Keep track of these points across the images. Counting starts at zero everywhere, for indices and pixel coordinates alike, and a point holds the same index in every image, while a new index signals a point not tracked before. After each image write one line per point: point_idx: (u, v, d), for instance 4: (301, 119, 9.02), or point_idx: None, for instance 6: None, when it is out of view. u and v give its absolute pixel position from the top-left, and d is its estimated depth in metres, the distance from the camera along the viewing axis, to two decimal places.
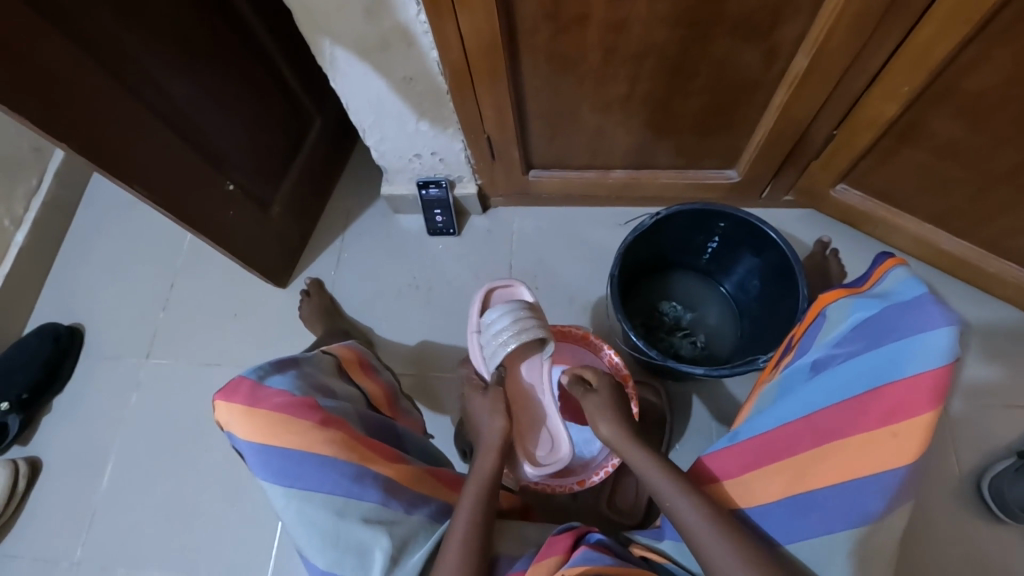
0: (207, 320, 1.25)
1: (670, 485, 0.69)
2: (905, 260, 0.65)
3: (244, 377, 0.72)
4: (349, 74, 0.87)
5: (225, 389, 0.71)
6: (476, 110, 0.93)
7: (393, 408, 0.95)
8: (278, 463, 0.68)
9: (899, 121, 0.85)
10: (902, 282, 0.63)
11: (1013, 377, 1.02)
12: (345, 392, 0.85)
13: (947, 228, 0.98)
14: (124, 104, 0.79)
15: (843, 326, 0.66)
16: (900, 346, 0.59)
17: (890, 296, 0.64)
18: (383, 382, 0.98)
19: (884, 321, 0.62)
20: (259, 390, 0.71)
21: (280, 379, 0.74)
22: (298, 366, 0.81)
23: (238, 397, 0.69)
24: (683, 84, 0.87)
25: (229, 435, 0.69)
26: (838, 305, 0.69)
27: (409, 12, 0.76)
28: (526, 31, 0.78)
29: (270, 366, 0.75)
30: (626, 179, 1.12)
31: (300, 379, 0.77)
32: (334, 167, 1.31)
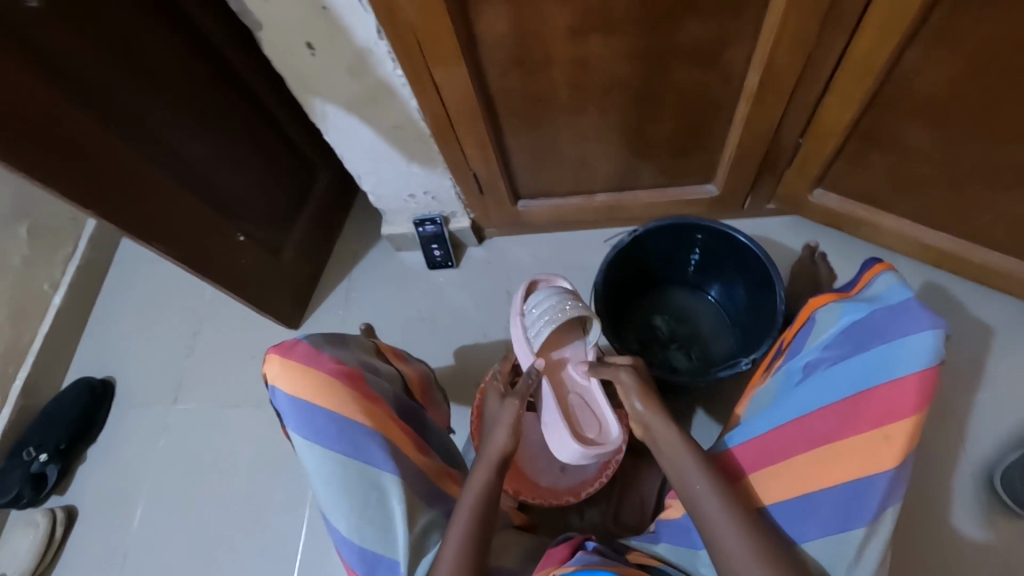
0: (228, 364, 1.32)
1: (695, 470, 0.67)
2: (892, 266, 0.70)
3: (299, 340, 0.81)
4: (340, 126, 0.95)
5: (280, 346, 0.80)
6: (460, 149, 1.00)
7: (425, 394, 1.05)
8: (321, 422, 0.77)
9: (860, 125, 0.88)
10: (888, 287, 0.68)
11: (1015, 367, 1.02)
12: (385, 370, 0.95)
13: (928, 224, 0.99)
14: (146, 170, 0.88)
15: (832, 329, 0.70)
16: (891, 351, 0.63)
17: (876, 301, 0.68)
18: (420, 370, 1.06)
19: (873, 326, 0.66)
20: (313, 353, 0.81)
21: (331, 350, 0.84)
22: (345, 343, 0.90)
23: (294, 356, 0.79)
24: (649, 109, 0.93)
25: (277, 390, 0.78)
26: (825, 308, 0.72)
27: (386, 68, 0.84)
28: (496, 75, 0.86)
29: (320, 337, 0.85)
30: (611, 202, 1.17)
31: (346, 354, 0.87)
32: (339, 213, 1.39)
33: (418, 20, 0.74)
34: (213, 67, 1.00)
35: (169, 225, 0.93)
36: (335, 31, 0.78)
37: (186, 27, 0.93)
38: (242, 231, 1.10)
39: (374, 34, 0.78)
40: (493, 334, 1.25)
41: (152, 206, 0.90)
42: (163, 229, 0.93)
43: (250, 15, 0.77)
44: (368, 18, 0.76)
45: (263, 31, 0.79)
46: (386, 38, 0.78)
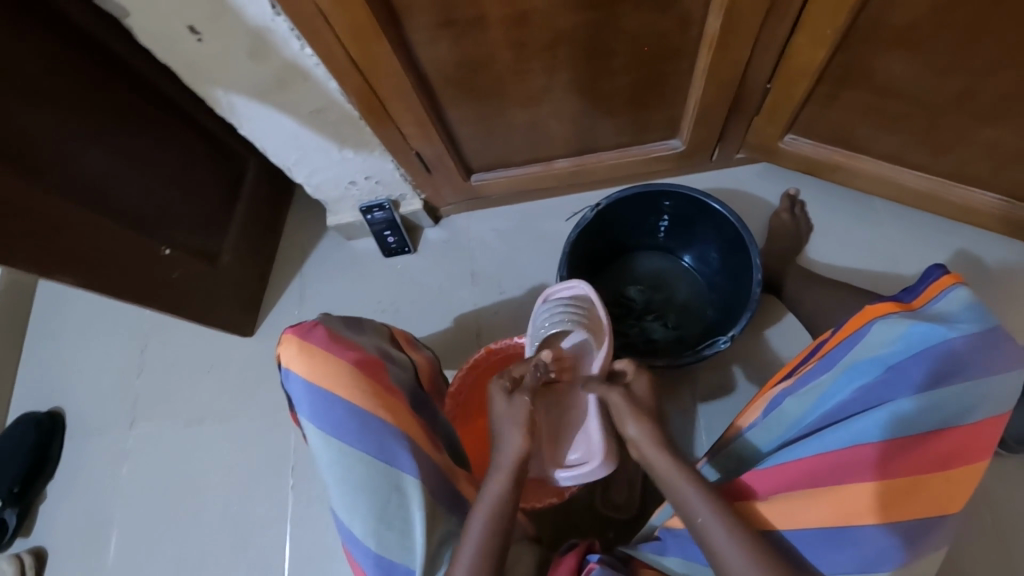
0: (183, 381, 1.23)
1: (699, 498, 0.62)
2: (962, 281, 0.65)
3: (317, 324, 0.73)
4: (253, 117, 0.83)
5: (297, 329, 0.72)
6: (397, 129, 0.89)
7: (437, 384, 0.88)
8: (339, 412, 0.68)
9: (833, 63, 0.80)
10: (965, 311, 0.63)
11: (995, 303, 0.99)
12: (399, 356, 0.81)
13: (905, 163, 0.94)
14: (35, 193, 0.76)
15: (902, 344, 0.62)
16: (973, 391, 0.60)
17: (955, 323, 0.62)
18: (430, 357, 0.89)
19: (954, 352, 0.60)
20: (333, 338, 0.72)
21: (348, 335, 0.75)
22: (362, 328, 0.80)
23: (312, 339, 0.70)
24: (602, 65, 0.83)
25: (293, 375, 0.69)
26: (893, 317, 0.63)
27: (292, 47, 0.71)
28: (424, 43, 0.74)
29: (337, 321, 0.76)
30: (571, 167, 1.08)
31: (365, 340, 0.77)
32: (280, 203, 1.27)
33: None
34: (94, 60, 0.85)
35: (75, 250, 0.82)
36: (219, 10, 0.65)
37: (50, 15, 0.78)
38: (167, 243, 0.98)
39: (267, 9, 0.65)
40: (460, 316, 1.17)
41: (48, 233, 0.78)
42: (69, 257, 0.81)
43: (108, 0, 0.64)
44: None
45: (131, 17, 0.66)
46: (284, 14, 0.65)
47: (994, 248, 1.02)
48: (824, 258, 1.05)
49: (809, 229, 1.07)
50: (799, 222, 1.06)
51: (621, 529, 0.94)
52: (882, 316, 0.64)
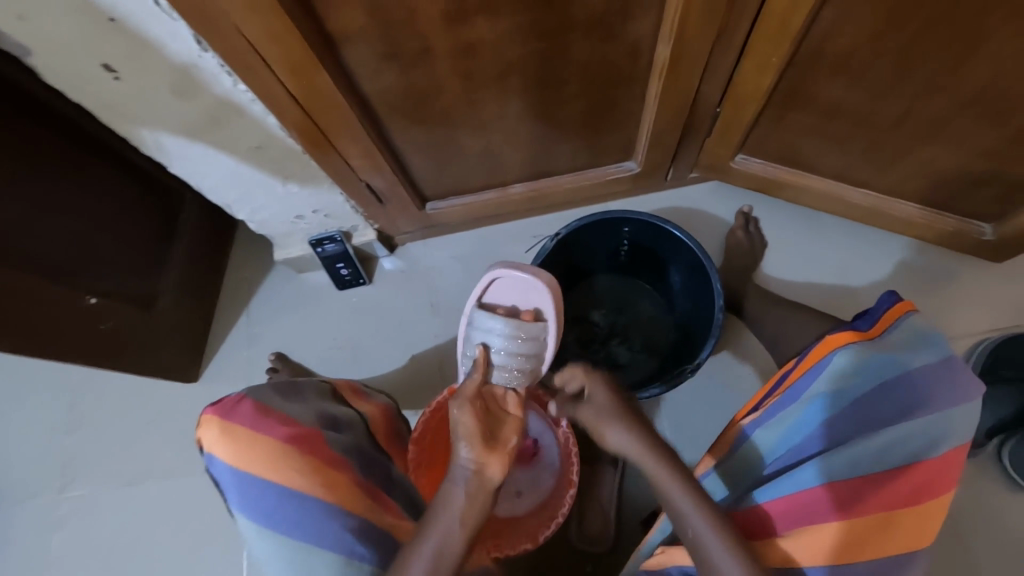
0: (121, 435, 1.13)
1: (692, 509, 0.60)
2: (916, 309, 0.68)
3: (243, 396, 0.61)
4: (184, 157, 0.77)
5: (219, 406, 0.59)
6: (344, 161, 0.85)
7: (393, 433, 0.80)
8: (275, 502, 0.56)
9: (779, 88, 0.81)
10: (923, 339, 0.66)
11: (937, 309, 1.04)
12: (343, 414, 0.71)
13: (850, 180, 0.97)
14: None
15: (865, 376, 0.63)
16: (939, 422, 0.61)
17: (914, 354, 0.64)
18: (382, 403, 0.82)
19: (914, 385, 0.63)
20: (262, 412, 0.60)
21: (281, 405, 0.64)
22: (300, 392, 0.69)
23: (237, 418, 0.58)
24: (554, 93, 0.81)
25: (217, 463, 0.57)
26: (855, 347, 0.64)
27: (224, 83, 0.66)
28: (368, 75, 0.71)
29: (267, 390, 0.65)
30: (527, 192, 1.06)
31: (303, 408, 0.66)
32: (222, 238, 1.20)
33: (247, 24, 0.57)
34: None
35: None
36: (136, 47, 0.60)
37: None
38: (91, 291, 0.89)
39: (194, 46, 0.60)
40: (421, 350, 1.12)
41: None
42: None
43: (8, 38, 0.58)
44: (177, 27, 0.58)
45: (35, 57, 0.61)
46: (211, 49, 0.60)
47: (934, 256, 1.06)
48: (778, 274, 1.08)
49: (764, 246, 1.08)
50: (754, 239, 1.07)
51: (598, 563, 0.92)
52: (845, 345, 0.64)
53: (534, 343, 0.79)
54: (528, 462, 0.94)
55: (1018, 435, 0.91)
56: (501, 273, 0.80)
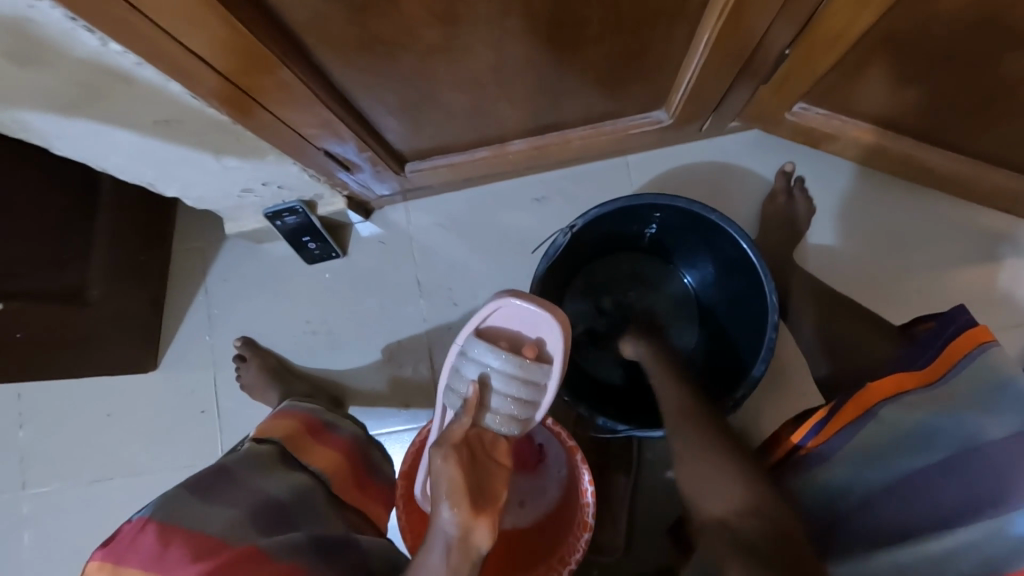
0: (78, 429, 1.02)
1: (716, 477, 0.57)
2: (996, 339, 0.49)
3: (146, 517, 0.46)
4: (69, 136, 0.57)
5: (116, 541, 0.44)
6: (291, 130, 0.64)
7: (365, 474, 0.67)
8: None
9: (877, 30, 0.59)
10: (1003, 389, 0.47)
11: (1003, 289, 0.89)
12: (291, 484, 0.55)
13: (933, 140, 0.77)
14: None
15: (913, 440, 0.50)
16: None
17: (988, 417, 0.47)
18: (347, 438, 0.68)
19: (994, 463, 0.45)
20: (169, 537, 0.44)
21: (202, 513, 0.47)
22: (234, 478, 0.53)
23: (131, 559, 0.43)
24: (571, 36, 0.59)
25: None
26: (901, 401, 0.51)
27: (84, 42, 0.44)
28: (307, 22, 0.49)
29: (184, 493, 0.49)
30: (529, 150, 0.86)
31: (233, 505, 0.49)
32: (162, 202, 1.00)
33: None
34: None
35: None
36: None
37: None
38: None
39: None
40: (407, 334, 0.98)
41: None
42: None
43: None
44: None
45: None
46: None
47: (1007, 226, 0.90)
48: (824, 246, 0.92)
49: (809, 212, 0.90)
50: (800, 207, 0.90)
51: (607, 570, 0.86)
52: (889, 397, 0.51)
53: (537, 392, 0.59)
54: (533, 470, 0.85)
55: None
56: (507, 300, 0.58)
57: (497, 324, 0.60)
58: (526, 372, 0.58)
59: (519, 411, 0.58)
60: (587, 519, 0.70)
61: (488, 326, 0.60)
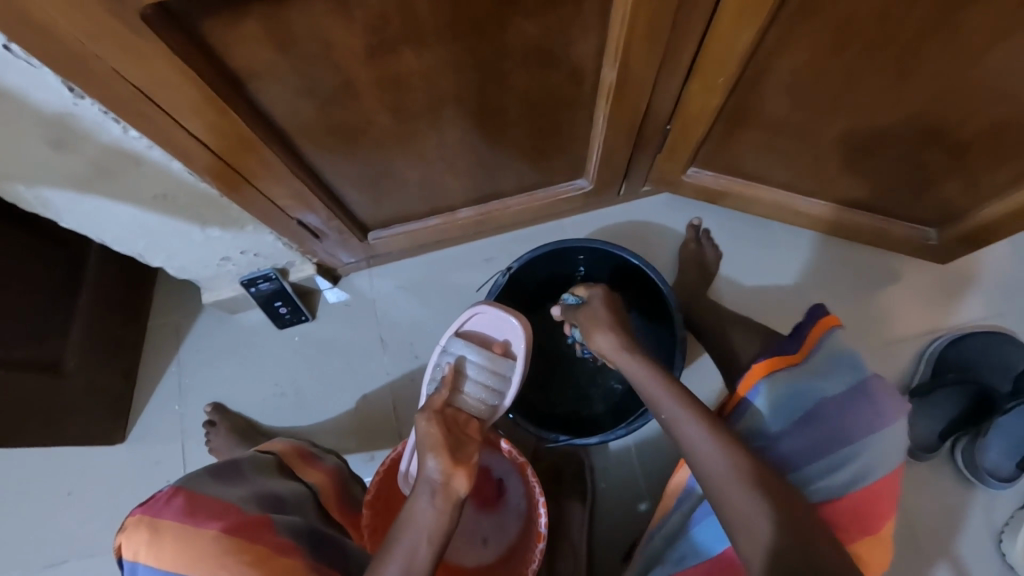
0: (35, 512, 1.01)
1: (706, 440, 0.59)
2: (839, 323, 0.66)
3: (178, 489, 0.61)
4: (77, 210, 0.68)
5: (150, 504, 0.59)
6: (268, 201, 0.76)
7: (344, 492, 0.84)
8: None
9: (728, 105, 0.78)
10: (841, 359, 0.64)
11: (884, 311, 1.05)
12: (288, 491, 0.73)
13: (799, 192, 0.96)
14: None
15: (790, 405, 0.63)
16: (877, 445, 0.60)
17: (832, 376, 0.63)
18: (331, 466, 0.86)
19: (840, 411, 0.61)
20: (197, 506, 0.60)
21: (220, 491, 0.64)
22: (240, 473, 0.70)
23: (166, 515, 0.58)
24: (494, 119, 0.75)
25: (144, 570, 0.56)
26: (777, 378, 0.64)
27: (111, 131, 0.57)
28: (284, 113, 0.63)
29: (207, 476, 0.66)
30: (475, 217, 1.00)
31: (241, 489, 0.66)
32: (141, 280, 1.08)
33: (126, 65, 0.48)
34: None
35: None
36: None
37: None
38: None
39: (66, 94, 0.51)
40: (372, 388, 1.06)
41: None
42: None
43: None
44: (41, 74, 0.48)
45: None
46: (89, 97, 0.51)
47: (880, 259, 1.07)
48: (734, 286, 1.07)
49: (716, 257, 1.07)
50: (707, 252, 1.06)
51: None
52: (768, 376, 0.64)
53: (502, 382, 0.75)
54: (493, 505, 0.90)
55: (967, 435, 0.93)
56: (482, 308, 0.78)
57: (472, 329, 0.79)
58: (494, 363, 0.75)
59: (486, 395, 0.73)
60: (541, 530, 0.75)
61: (466, 330, 0.79)
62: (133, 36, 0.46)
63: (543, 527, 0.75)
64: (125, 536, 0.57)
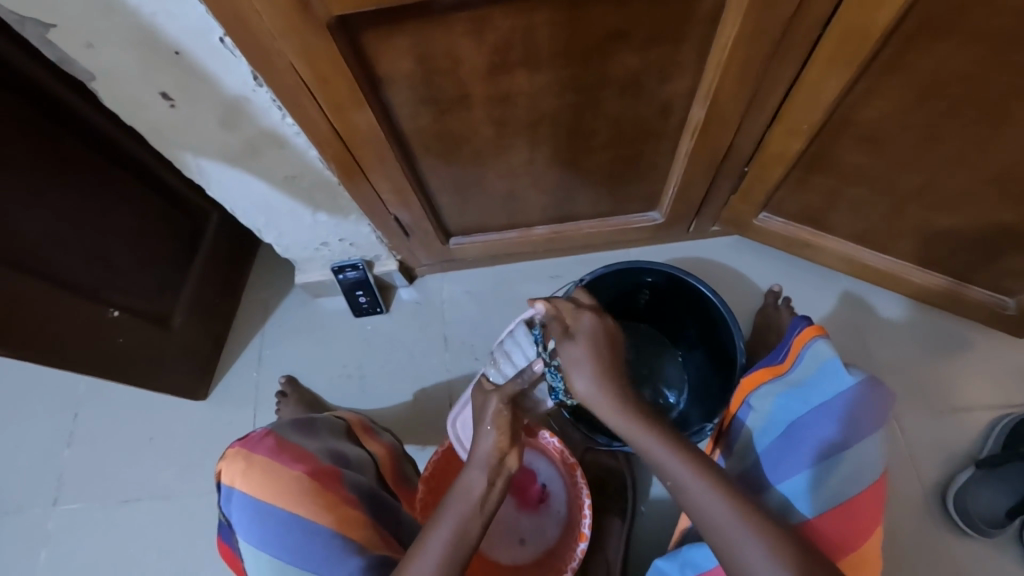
0: (120, 452, 1.11)
1: (668, 455, 0.57)
2: (823, 332, 0.65)
3: (266, 431, 0.66)
4: (222, 180, 0.80)
5: (243, 439, 0.63)
6: (375, 194, 0.86)
7: (397, 471, 0.90)
8: (299, 538, 0.59)
9: (806, 152, 0.82)
10: (825, 366, 0.63)
11: (954, 379, 1.02)
12: (355, 455, 0.78)
13: (870, 246, 0.97)
14: None
15: (777, 417, 0.64)
16: (860, 454, 0.57)
17: (811, 388, 0.63)
18: (389, 443, 0.92)
19: (820, 417, 0.60)
20: (282, 448, 0.65)
21: (300, 441, 0.69)
22: (316, 429, 0.76)
23: (259, 450, 0.62)
24: (585, 143, 0.83)
25: (238, 497, 0.60)
26: (761, 391, 0.68)
27: (271, 117, 0.68)
28: (407, 118, 0.73)
29: (288, 426, 0.71)
30: (549, 235, 1.07)
31: (316, 444, 0.72)
32: (242, 260, 1.20)
33: (303, 61, 0.59)
34: (50, 109, 0.78)
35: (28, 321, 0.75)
36: (194, 78, 0.62)
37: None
38: (114, 304, 0.90)
39: (249, 81, 0.63)
40: (432, 383, 1.12)
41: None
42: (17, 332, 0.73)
43: (74, 64, 0.61)
44: (236, 63, 0.60)
45: (97, 81, 0.63)
46: (266, 85, 0.63)
47: (952, 326, 1.06)
48: None
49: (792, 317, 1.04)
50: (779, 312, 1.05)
51: None
52: (754, 391, 0.68)
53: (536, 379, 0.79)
54: (534, 508, 0.91)
55: None
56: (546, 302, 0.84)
57: None
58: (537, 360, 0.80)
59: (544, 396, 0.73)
60: (584, 530, 0.81)
61: None
62: (316, 37, 0.57)
63: (586, 527, 0.82)
64: (218, 466, 0.61)
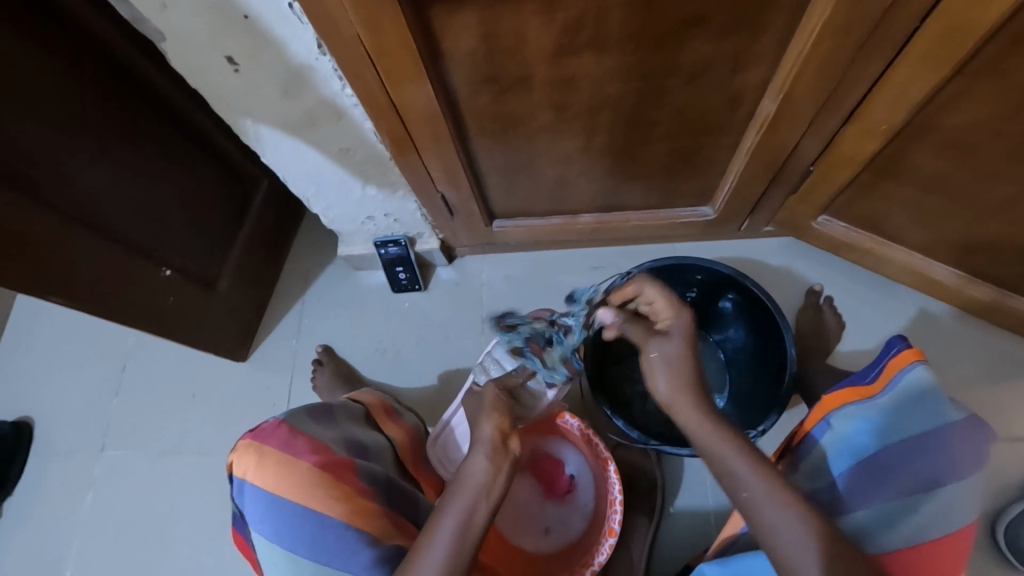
0: (163, 405, 1.16)
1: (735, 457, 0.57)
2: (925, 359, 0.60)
3: (279, 421, 0.67)
4: (279, 149, 0.80)
5: (256, 431, 0.65)
6: (425, 172, 0.85)
7: (418, 453, 0.90)
8: (309, 531, 0.60)
9: (881, 155, 0.77)
10: (926, 398, 0.58)
11: (1016, 407, 0.96)
12: (372, 441, 0.79)
13: (938, 259, 0.92)
14: (54, 224, 0.71)
15: (861, 441, 0.58)
16: (951, 499, 0.54)
17: (908, 417, 0.58)
18: (409, 425, 0.92)
19: (914, 453, 0.55)
20: (295, 437, 0.66)
21: (314, 429, 0.70)
22: (332, 416, 0.76)
23: (270, 443, 0.63)
24: (644, 132, 0.80)
25: (250, 490, 0.62)
26: (846, 410, 0.61)
27: (331, 87, 0.68)
28: (465, 95, 0.71)
29: (302, 414, 0.71)
30: (595, 224, 1.04)
31: (331, 432, 0.72)
32: (286, 228, 1.22)
33: (368, 33, 0.58)
34: (117, 68, 0.80)
35: (88, 276, 0.77)
36: (260, 45, 0.62)
37: (61, 17, 0.71)
38: (167, 264, 0.93)
39: (313, 49, 0.62)
40: (465, 365, 1.12)
41: (58, 254, 0.73)
42: (78, 286, 0.76)
43: (146, 23, 0.61)
44: (303, 30, 0.60)
45: (166, 43, 0.64)
46: (329, 54, 0.62)
47: (1019, 350, 0.99)
48: (850, 352, 1.02)
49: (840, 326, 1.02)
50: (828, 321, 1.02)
51: None
52: (837, 408, 0.62)
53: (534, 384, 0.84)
54: (560, 498, 0.91)
55: None
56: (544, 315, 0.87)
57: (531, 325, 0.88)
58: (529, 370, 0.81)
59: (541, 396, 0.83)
60: (613, 526, 0.80)
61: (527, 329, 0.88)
62: (383, 9, 0.55)
63: (615, 524, 0.81)
64: (233, 457, 0.64)
